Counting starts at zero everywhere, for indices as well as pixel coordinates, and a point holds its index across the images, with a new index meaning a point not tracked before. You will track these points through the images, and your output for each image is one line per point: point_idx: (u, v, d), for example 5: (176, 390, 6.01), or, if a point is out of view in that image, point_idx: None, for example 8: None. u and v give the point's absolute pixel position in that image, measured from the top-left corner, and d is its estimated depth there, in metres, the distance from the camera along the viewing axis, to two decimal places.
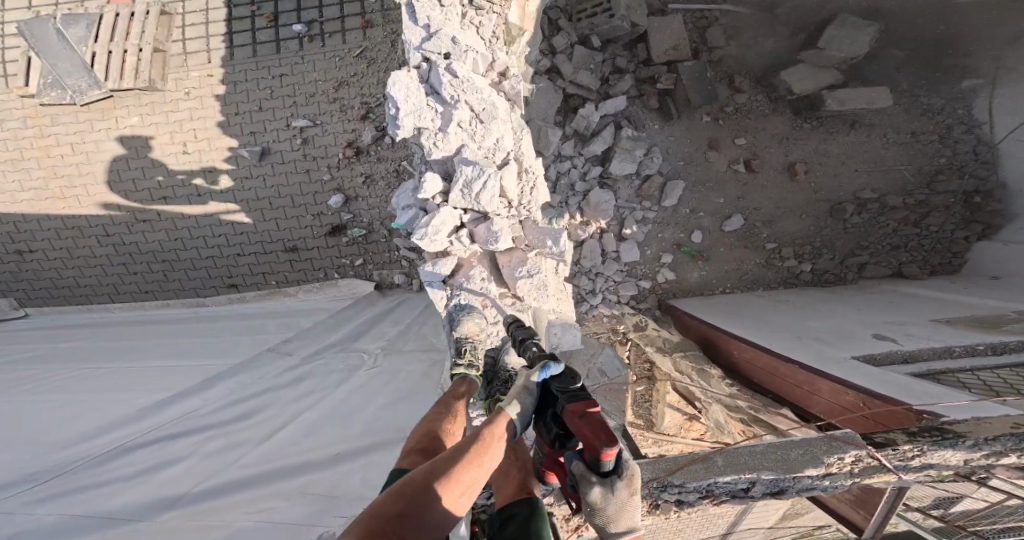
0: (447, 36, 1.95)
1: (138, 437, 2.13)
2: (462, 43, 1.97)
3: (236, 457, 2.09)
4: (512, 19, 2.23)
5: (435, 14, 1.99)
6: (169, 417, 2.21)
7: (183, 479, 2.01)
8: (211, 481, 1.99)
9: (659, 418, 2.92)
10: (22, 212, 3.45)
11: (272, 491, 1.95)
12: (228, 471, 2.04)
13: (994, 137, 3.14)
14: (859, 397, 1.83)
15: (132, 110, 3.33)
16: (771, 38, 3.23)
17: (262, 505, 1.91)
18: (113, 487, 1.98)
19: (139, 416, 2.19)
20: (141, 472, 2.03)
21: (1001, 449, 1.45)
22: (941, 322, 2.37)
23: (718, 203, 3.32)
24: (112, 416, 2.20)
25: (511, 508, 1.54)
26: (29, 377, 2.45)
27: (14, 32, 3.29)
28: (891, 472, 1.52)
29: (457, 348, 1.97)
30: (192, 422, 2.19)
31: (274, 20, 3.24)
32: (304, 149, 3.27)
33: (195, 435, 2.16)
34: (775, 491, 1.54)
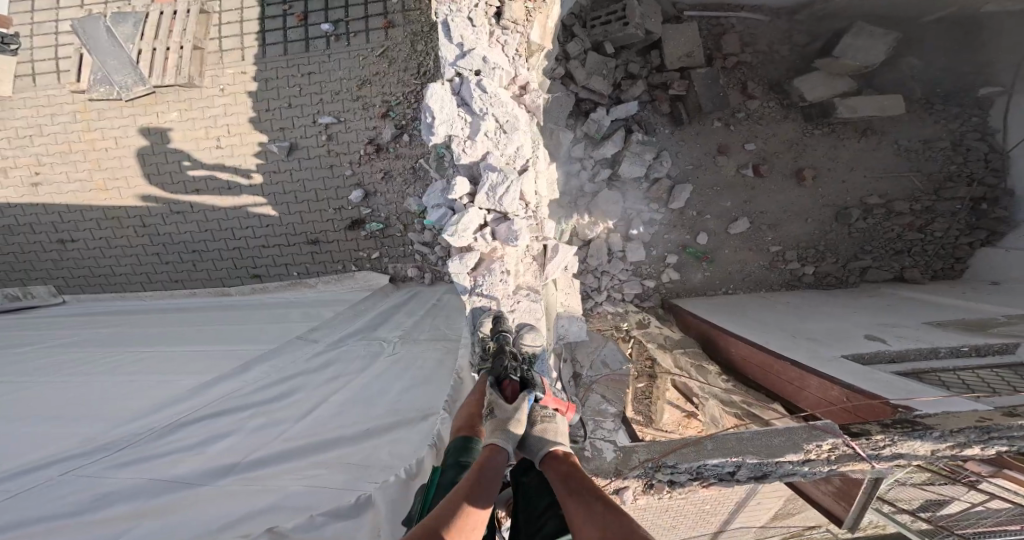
0: (479, 55, 2.13)
1: (183, 415, 2.11)
2: (491, 60, 2.15)
3: (279, 430, 2.09)
4: (533, 37, 2.40)
5: (468, 33, 2.16)
6: (214, 397, 2.22)
7: (232, 452, 1.98)
8: (259, 451, 1.98)
9: (658, 415, 2.79)
10: (67, 202, 3.69)
11: (315, 459, 1.95)
12: (275, 444, 2.02)
13: (1006, 145, 3.22)
14: (844, 392, 1.99)
15: (172, 106, 3.54)
16: (787, 45, 3.36)
17: (314, 471, 1.89)
18: (161, 461, 1.91)
19: (182, 396, 2.21)
20: (188, 447, 1.98)
21: (965, 440, 1.64)
22: (932, 324, 2.49)
23: (724, 206, 3.45)
24: (157, 398, 2.22)
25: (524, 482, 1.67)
26: (76, 355, 2.66)
27: (67, 30, 3.53)
28: (865, 460, 1.69)
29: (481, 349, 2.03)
30: (237, 401, 2.20)
31: (305, 19, 3.43)
32: (328, 145, 3.46)
33: (238, 413, 2.16)
34: (758, 474, 1.73)
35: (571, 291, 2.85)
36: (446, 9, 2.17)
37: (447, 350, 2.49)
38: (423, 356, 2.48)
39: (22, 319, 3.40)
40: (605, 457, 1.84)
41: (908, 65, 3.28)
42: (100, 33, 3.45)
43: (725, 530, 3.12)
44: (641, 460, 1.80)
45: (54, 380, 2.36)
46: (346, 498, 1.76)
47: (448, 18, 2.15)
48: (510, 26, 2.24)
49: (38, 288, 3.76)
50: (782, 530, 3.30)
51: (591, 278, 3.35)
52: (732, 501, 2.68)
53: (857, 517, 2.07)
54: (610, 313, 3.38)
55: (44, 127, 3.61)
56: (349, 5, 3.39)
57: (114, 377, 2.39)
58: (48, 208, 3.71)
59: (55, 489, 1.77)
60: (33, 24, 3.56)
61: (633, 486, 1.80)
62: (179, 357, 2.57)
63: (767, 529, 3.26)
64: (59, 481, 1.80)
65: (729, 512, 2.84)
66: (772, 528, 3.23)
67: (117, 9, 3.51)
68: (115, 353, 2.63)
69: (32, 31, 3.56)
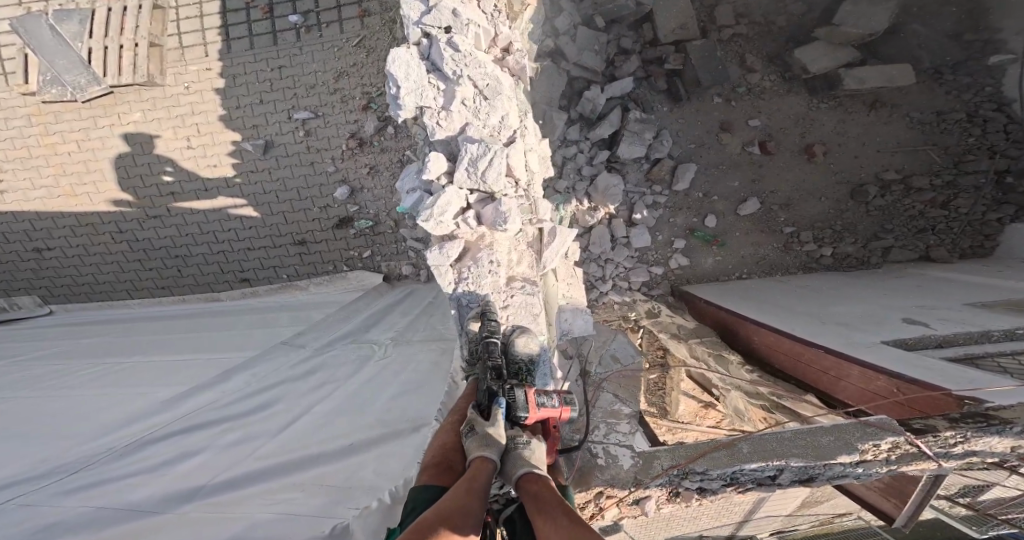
0: (447, 8, 1.91)
1: (152, 432, 1.91)
2: (464, 16, 1.93)
3: (255, 447, 1.89)
4: None
5: None
6: (187, 411, 2.02)
7: (201, 472, 1.78)
8: (231, 472, 1.78)
9: (673, 407, 2.78)
10: (36, 210, 3.49)
11: (293, 480, 1.75)
12: (250, 462, 1.82)
13: None
14: (891, 382, 1.77)
15: (134, 105, 3.34)
16: (784, 14, 3.12)
17: (288, 495, 1.69)
18: (119, 485, 1.70)
19: (152, 411, 2.00)
20: (154, 467, 1.78)
21: None
22: (974, 307, 2.28)
23: (733, 186, 3.23)
24: (127, 411, 2.02)
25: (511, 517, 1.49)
26: (41, 361, 2.46)
27: (6, 29, 3.31)
28: (931, 460, 1.52)
29: (470, 351, 1.85)
30: (213, 413, 2.00)
31: (270, 11, 3.22)
32: (307, 141, 3.26)
33: (212, 428, 1.96)
34: (804, 478, 1.56)
35: (574, 281, 2.61)
36: None
37: (442, 351, 2.27)
38: (417, 358, 2.26)
39: (7, 331, 3.11)
40: (622, 465, 1.65)
41: (913, 32, 3.08)
42: (44, 33, 3.20)
43: (754, 524, 2.96)
44: (664, 468, 1.60)
45: (18, 394, 2.15)
46: (322, 527, 1.55)
47: None
48: None
49: (23, 298, 3.47)
50: (812, 518, 3.16)
51: (594, 267, 3.13)
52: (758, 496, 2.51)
53: (911, 516, 1.85)
54: (616, 303, 3.14)
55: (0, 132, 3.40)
56: None
57: (87, 389, 2.16)
58: (19, 216, 3.52)
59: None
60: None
61: (656, 496, 1.61)
62: (156, 367, 2.34)
63: (795, 520, 3.11)
64: (5, 507, 1.60)
65: (757, 505, 2.63)
66: (801, 518, 3.08)
67: (61, 6, 3.28)
68: (85, 363, 2.41)
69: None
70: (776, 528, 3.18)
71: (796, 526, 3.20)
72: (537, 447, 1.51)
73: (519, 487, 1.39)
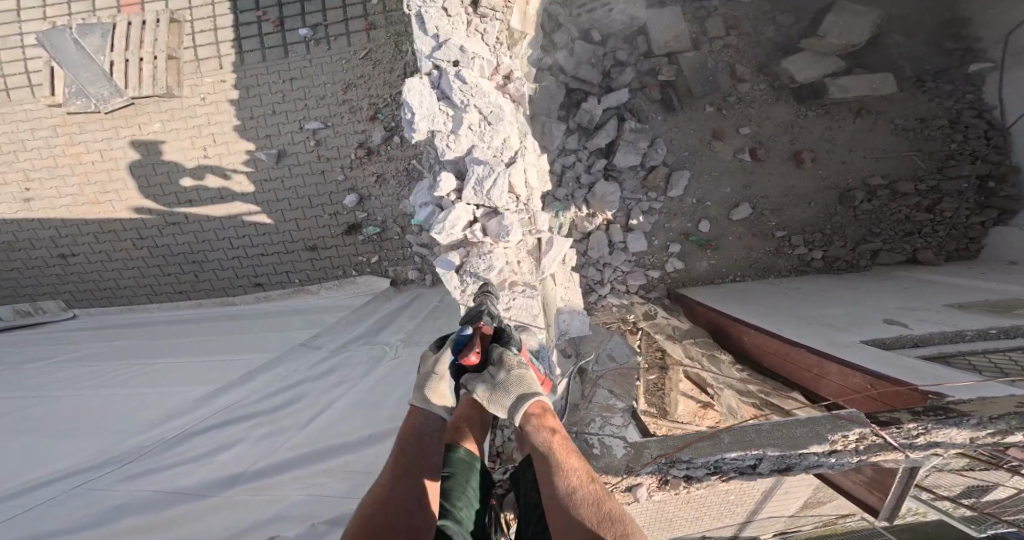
0: (456, 45, 2.07)
1: (191, 426, 2.13)
2: (470, 50, 2.09)
3: (283, 440, 2.10)
4: (514, 24, 2.42)
5: (443, 24, 2.13)
6: (218, 407, 2.21)
7: (238, 462, 2.02)
8: (264, 463, 2.02)
9: (673, 407, 2.82)
10: (62, 217, 3.65)
11: (319, 468, 1.98)
12: (281, 453, 2.05)
13: (1005, 122, 3.14)
14: (866, 379, 1.91)
15: (154, 116, 3.50)
16: (772, 26, 3.26)
17: (316, 480, 1.94)
18: (168, 473, 1.97)
19: (187, 407, 2.19)
20: (197, 458, 2.03)
21: (1007, 427, 1.54)
22: (953, 307, 2.40)
23: (724, 192, 3.36)
24: (165, 406, 2.22)
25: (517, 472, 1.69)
26: (74, 361, 2.61)
27: (33, 43, 3.47)
28: (898, 450, 1.63)
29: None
30: (243, 409, 2.19)
31: (281, 25, 3.38)
32: (318, 150, 3.41)
33: (243, 423, 2.16)
34: (782, 467, 1.69)
35: (571, 285, 2.75)
36: (422, 4, 2.14)
37: None
38: None
39: (34, 333, 3.26)
40: (615, 454, 1.81)
41: (894, 42, 3.21)
42: (69, 47, 3.37)
43: (757, 525, 3.02)
44: (653, 456, 1.75)
45: (55, 393, 2.30)
46: (347, 506, 1.83)
47: (421, 11, 2.12)
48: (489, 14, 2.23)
49: (47, 303, 3.66)
50: (817, 520, 3.17)
51: (592, 271, 3.27)
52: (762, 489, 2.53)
53: (894, 508, 1.87)
54: (614, 306, 3.26)
55: (27, 142, 3.56)
56: (327, 8, 3.33)
57: (118, 389, 2.31)
58: (45, 223, 3.67)
59: (72, 501, 1.87)
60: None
61: (647, 483, 1.74)
62: (185, 370, 2.45)
63: (798, 520, 3.16)
64: (77, 493, 1.89)
65: (758, 504, 2.70)
66: (804, 518, 3.13)
67: (83, 20, 3.45)
68: (112, 364, 2.54)
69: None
70: (780, 529, 3.24)
71: (800, 526, 3.26)
72: (543, 394, 1.67)
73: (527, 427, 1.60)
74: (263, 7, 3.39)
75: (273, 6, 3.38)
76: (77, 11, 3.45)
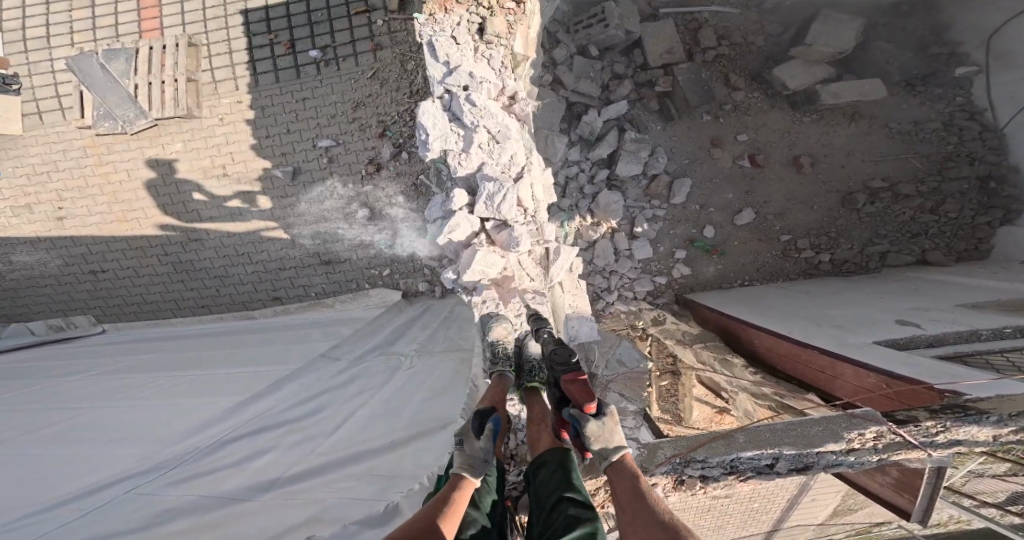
0: (465, 71, 2.19)
1: (227, 433, 2.14)
2: (478, 75, 2.21)
3: (314, 446, 2.12)
4: (518, 51, 2.41)
5: (452, 52, 2.24)
6: (251, 415, 2.24)
7: (274, 467, 2.03)
8: (301, 465, 2.03)
9: (687, 413, 3.07)
10: (93, 234, 3.75)
11: (349, 472, 2.01)
12: (314, 457, 2.07)
13: (998, 123, 3.16)
14: (881, 379, 1.89)
15: (175, 137, 3.62)
16: (761, 36, 3.35)
17: (348, 483, 1.97)
18: (210, 478, 1.95)
19: (222, 414, 2.22)
20: (236, 463, 2.03)
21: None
22: (966, 307, 2.39)
23: (727, 198, 3.39)
24: (197, 415, 2.23)
25: (544, 457, 1.63)
26: (109, 372, 2.69)
27: (62, 68, 3.62)
28: (919, 448, 1.66)
29: (492, 353, 2.07)
30: (272, 417, 2.23)
31: (292, 47, 3.50)
32: (330, 167, 3.50)
33: (275, 429, 2.19)
34: (800, 466, 1.71)
35: (579, 292, 2.77)
36: (432, 33, 2.26)
37: (462, 360, 2.44)
38: (438, 366, 2.43)
39: (66, 349, 3.34)
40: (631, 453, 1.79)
41: (879, 48, 3.29)
42: (96, 71, 3.55)
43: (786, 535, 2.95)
44: (667, 457, 1.76)
45: (80, 407, 2.28)
46: (375, 506, 1.85)
47: (433, 40, 2.24)
48: (493, 42, 2.33)
49: (78, 317, 3.81)
50: (849, 530, 3.08)
51: (599, 279, 3.28)
52: (790, 490, 2.42)
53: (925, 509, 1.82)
54: (623, 313, 3.30)
55: (60, 163, 3.67)
56: (335, 30, 3.45)
57: (156, 399, 2.35)
58: (77, 240, 3.76)
59: (118, 508, 1.82)
60: (29, 65, 3.64)
61: (663, 483, 1.74)
62: (203, 380, 2.50)
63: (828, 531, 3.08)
64: (124, 499, 1.85)
65: (785, 510, 2.64)
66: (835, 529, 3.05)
67: (107, 46, 3.61)
68: (136, 377, 2.57)
69: (29, 72, 3.64)
70: None
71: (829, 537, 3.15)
72: (605, 421, 1.63)
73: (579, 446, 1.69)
74: (274, 30, 3.52)
75: (284, 29, 3.51)
76: (101, 37, 3.61)
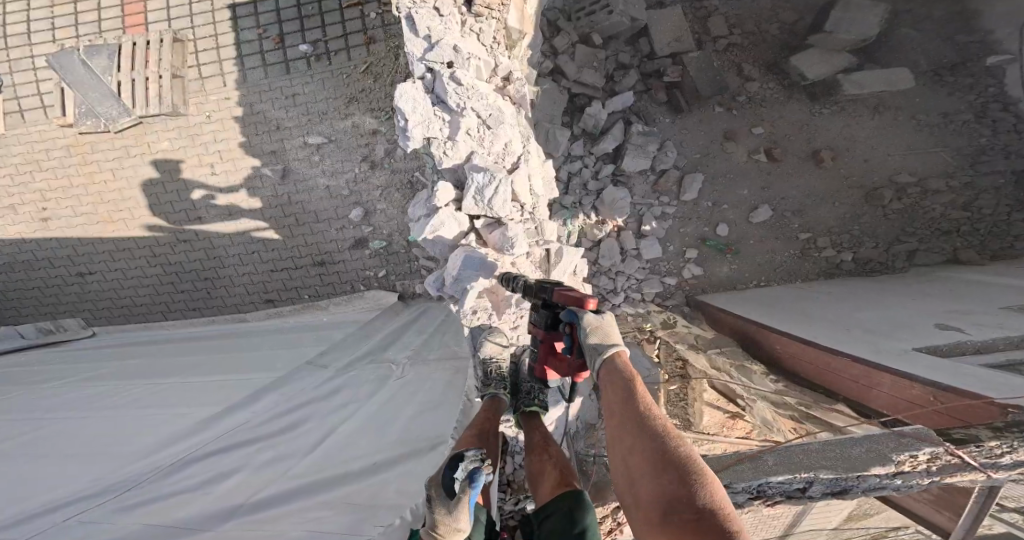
0: (448, 45, 2.01)
1: (192, 451, 1.96)
2: (464, 50, 2.04)
3: (285, 468, 1.93)
4: (512, 22, 2.32)
5: (434, 24, 2.05)
6: (221, 430, 2.06)
7: (239, 492, 1.84)
8: (270, 490, 1.85)
9: (697, 418, 2.70)
10: (77, 236, 3.59)
11: (319, 501, 1.81)
12: (285, 481, 1.88)
13: None
14: (926, 391, 1.72)
15: (162, 134, 3.46)
16: (775, 23, 3.16)
17: (318, 513, 1.77)
18: (167, 503, 1.77)
19: (189, 429, 2.04)
20: (197, 486, 1.84)
21: None
22: (1010, 310, 2.19)
23: (742, 194, 3.20)
24: (162, 428, 2.05)
25: (549, 506, 1.45)
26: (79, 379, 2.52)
27: (44, 65, 3.47)
28: (979, 470, 1.44)
29: (485, 371, 1.98)
30: (245, 433, 2.05)
31: (281, 41, 3.34)
32: (322, 165, 3.33)
33: (245, 448, 2.00)
34: (838, 491, 1.49)
35: None
36: (411, 5, 2.06)
37: (456, 370, 2.31)
38: (431, 379, 2.27)
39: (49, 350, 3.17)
40: None
41: (904, 36, 3.10)
42: (76, 67, 3.38)
43: None
44: None
45: (38, 421, 2.07)
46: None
47: (411, 12, 2.04)
48: (483, 13, 2.18)
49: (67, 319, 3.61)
50: None
51: (604, 281, 3.09)
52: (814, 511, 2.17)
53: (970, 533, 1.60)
54: (630, 315, 3.12)
55: (42, 162, 3.52)
56: (326, 23, 3.29)
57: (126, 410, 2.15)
58: (62, 242, 3.61)
59: (57, 535, 1.62)
60: (10, 62, 3.49)
61: None
62: (179, 388, 2.30)
63: None
64: (65, 526, 1.65)
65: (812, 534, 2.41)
66: None
67: (90, 42, 3.45)
68: (108, 386, 2.39)
69: (10, 70, 3.49)
70: None
71: None
72: (606, 318, 1.58)
73: (600, 386, 1.42)
74: (263, 24, 3.36)
75: (273, 23, 3.35)
76: (85, 33, 3.46)
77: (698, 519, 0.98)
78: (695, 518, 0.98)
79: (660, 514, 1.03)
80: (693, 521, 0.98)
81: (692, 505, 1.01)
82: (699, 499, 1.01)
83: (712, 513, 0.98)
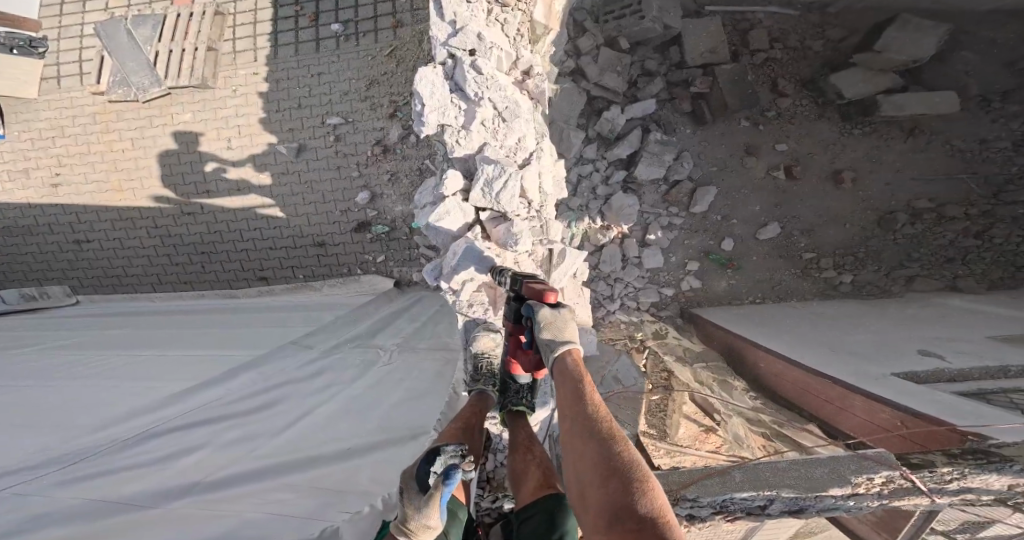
0: (472, 32, 2.01)
1: (159, 425, 2.00)
2: (487, 39, 2.03)
3: (252, 447, 1.97)
4: (537, 16, 2.38)
5: (461, 10, 2.06)
6: (191, 406, 2.11)
7: (199, 469, 1.85)
8: (235, 467, 1.87)
9: (673, 430, 2.53)
10: (85, 203, 3.66)
11: (283, 483, 1.82)
12: (251, 459, 1.91)
13: None
14: (897, 416, 1.77)
15: (187, 106, 3.50)
16: (820, 41, 3.13)
17: (279, 495, 1.77)
18: (126, 475, 1.78)
19: (159, 403, 2.10)
20: (159, 461, 1.87)
21: None
22: (993, 340, 2.20)
23: (753, 210, 3.20)
24: (136, 401, 2.11)
25: (529, 508, 1.47)
26: (73, 346, 2.59)
27: (91, 32, 3.53)
28: (925, 495, 1.48)
29: (475, 367, 2.07)
30: (216, 410, 2.10)
31: (315, 19, 3.37)
32: (336, 146, 3.36)
33: (211, 426, 2.04)
34: (794, 509, 1.52)
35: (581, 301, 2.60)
36: None
37: (445, 362, 2.38)
38: (419, 367, 2.34)
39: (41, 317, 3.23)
40: None
41: (961, 58, 3.04)
42: (122, 36, 3.46)
43: None
44: None
45: (31, 387, 2.16)
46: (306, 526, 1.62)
47: None
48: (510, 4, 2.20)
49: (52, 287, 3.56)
50: None
51: (602, 286, 3.13)
52: None
53: None
54: (623, 322, 3.11)
55: (66, 128, 3.58)
56: (358, 5, 3.32)
57: (103, 380, 2.23)
58: (66, 208, 3.68)
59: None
60: (61, 29, 3.56)
61: None
62: (165, 360, 2.42)
63: None
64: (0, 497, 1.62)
65: None
66: None
67: (140, 12, 3.51)
68: (96, 355, 2.47)
69: (58, 37, 3.56)
70: None
71: None
72: (562, 312, 1.66)
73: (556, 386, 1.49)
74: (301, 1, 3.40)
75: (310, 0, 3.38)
76: (134, 2, 3.52)
77: (639, 530, 1.00)
78: (636, 527, 1.01)
79: (606, 522, 1.06)
80: (634, 531, 1.01)
81: (634, 514, 1.04)
82: (640, 508, 1.04)
83: (652, 522, 1.02)
